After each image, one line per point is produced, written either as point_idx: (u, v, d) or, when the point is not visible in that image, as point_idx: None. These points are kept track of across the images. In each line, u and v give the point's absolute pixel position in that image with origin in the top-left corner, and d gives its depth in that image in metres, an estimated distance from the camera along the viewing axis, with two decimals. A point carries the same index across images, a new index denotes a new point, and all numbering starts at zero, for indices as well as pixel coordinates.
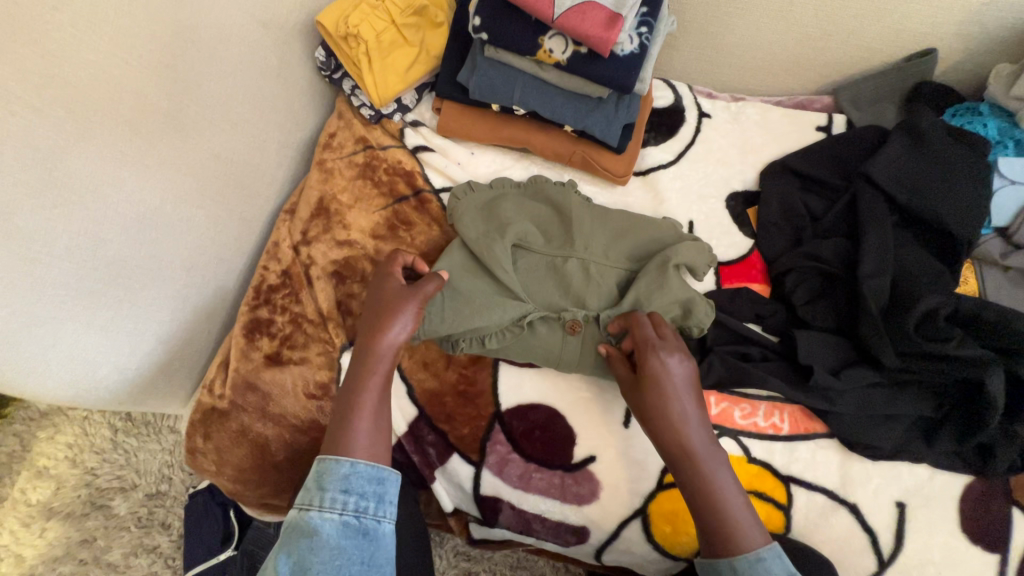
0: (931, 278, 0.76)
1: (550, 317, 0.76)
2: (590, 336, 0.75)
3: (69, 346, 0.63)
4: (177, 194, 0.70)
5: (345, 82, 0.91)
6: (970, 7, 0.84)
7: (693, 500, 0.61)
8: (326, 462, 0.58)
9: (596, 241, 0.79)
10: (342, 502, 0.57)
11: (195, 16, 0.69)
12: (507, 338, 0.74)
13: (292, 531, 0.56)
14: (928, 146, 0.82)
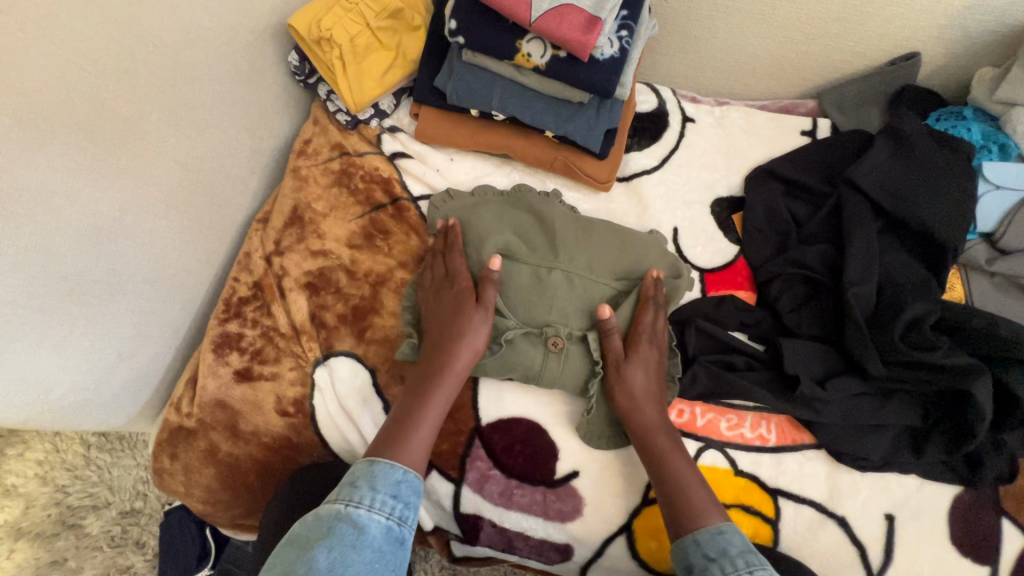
0: (917, 286, 0.75)
1: (531, 333, 0.73)
2: (572, 352, 0.73)
3: (18, 367, 0.59)
4: (138, 204, 0.67)
5: (320, 87, 0.88)
6: (952, 10, 0.83)
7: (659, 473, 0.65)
8: (382, 463, 0.60)
9: (580, 254, 0.77)
10: (390, 506, 0.57)
11: (158, 19, 0.66)
12: (486, 356, 0.73)
13: (333, 521, 0.54)
14: (913, 150, 0.82)
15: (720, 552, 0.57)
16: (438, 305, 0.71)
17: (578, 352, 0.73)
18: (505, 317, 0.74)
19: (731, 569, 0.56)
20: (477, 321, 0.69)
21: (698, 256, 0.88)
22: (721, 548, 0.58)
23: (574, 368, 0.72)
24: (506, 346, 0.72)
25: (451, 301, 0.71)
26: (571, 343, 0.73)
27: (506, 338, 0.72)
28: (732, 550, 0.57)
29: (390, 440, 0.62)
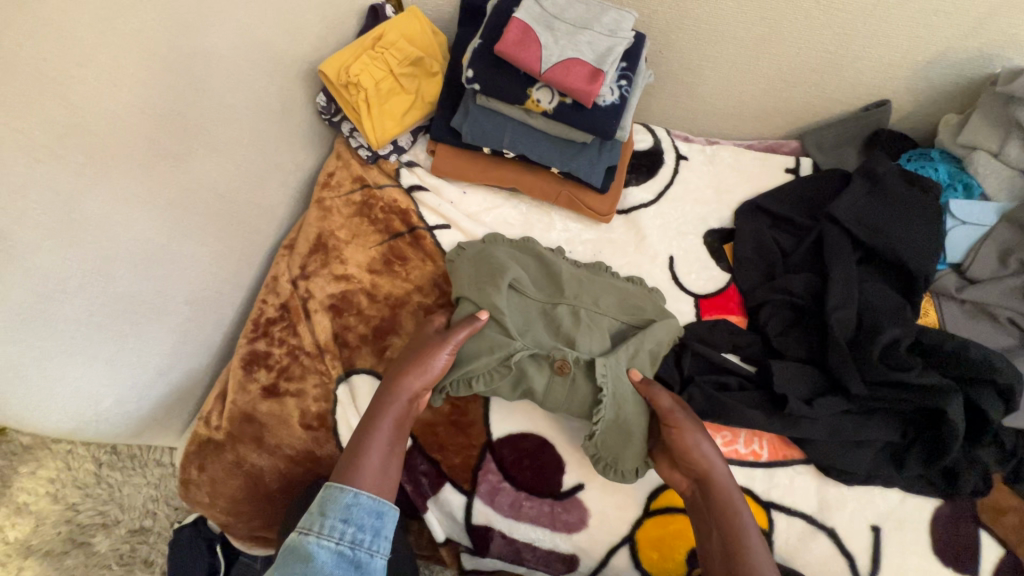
0: (893, 311, 0.82)
1: (539, 356, 0.77)
2: (579, 377, 0.76)
3: (76, 378, 0.65)
4: (183, 232, 0.74)
5: (344, 125, 0.96)
6: (917, 64, 0.93)
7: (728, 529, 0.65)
8: (332, 490, 0.62)
9: (585, 291, 0.83)
10: (341, 532, 0.59)
11: (208, 68, 0.73)
12: (495, 380, 0.75)
13: (287, 553, 0.58)
14: (886, 188, 0.89)
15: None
16: (412, 341, 0.77)
17: (585, 376, 0.76)
18: (513, 339, 0.76)
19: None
20: (444, 350, 0.73)
21: (692, 282, 0.95)
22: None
23: (581, 393, 0.76)
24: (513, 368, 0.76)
25: (424, 337, 0.76)
26: (579, 368, 0.76)
27: (514, 359, 0.75)
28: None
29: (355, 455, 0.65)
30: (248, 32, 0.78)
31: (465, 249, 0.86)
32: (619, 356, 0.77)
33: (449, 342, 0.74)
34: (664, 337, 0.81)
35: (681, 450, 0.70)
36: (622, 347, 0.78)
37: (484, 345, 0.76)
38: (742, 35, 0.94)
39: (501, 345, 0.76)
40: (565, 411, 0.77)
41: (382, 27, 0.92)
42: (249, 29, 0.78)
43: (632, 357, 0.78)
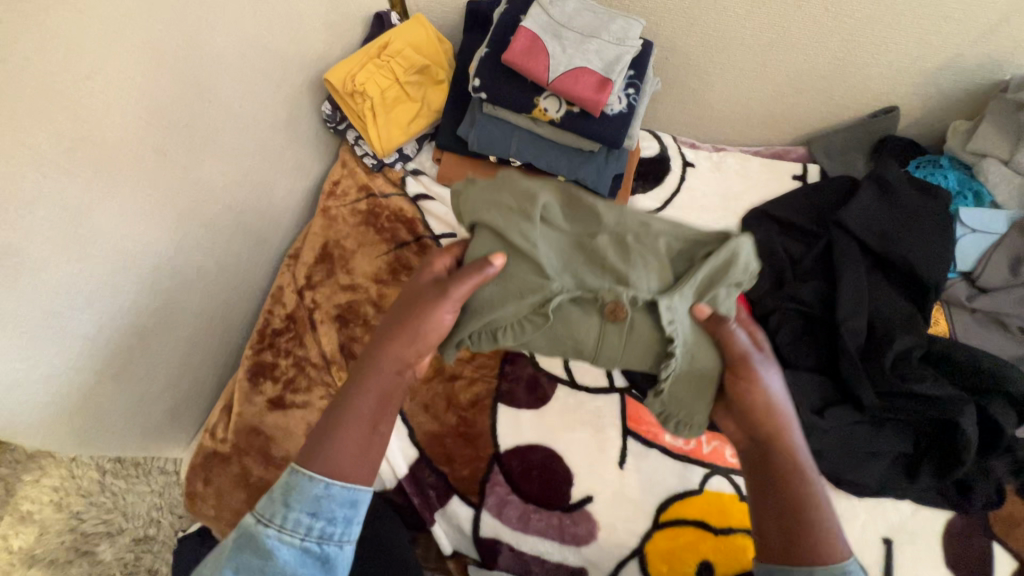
0: (904, 320, 0.81)
1: (583, 299, 0.60)
2: (638, 323, 0.60)
3: (89, 396, 0.66)
4: (191, 245, 0.73)
5: (349, 133, 0.96)
6: (926, 70, 0.92)
7: (797, 510, 0.57)
8: (299, 477, 0.54)
9: (630, 212, 0.61)
10: (306, 526, 0.53)
11: (215, 78, 0.73)
12: (526, 331, 0.60)
13: (245, 540, 0.54)
14: (895, 195, 0.89)
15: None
16: (412, 296, 0.62)
17: (648, 323, 0.59)
18: (547, 279, 0.59)
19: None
20: (445, 307, 0.59)
21: None
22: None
23: (640, 346, 0.60)
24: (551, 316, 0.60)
25: (417, 291, 0.62)
26: (637, 311, 0.60)
27: (552, 305, 0.59)
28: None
29: (329, 435, 0.57)
30: (255, 41, 0.78)
31: (473, 182, 0.64)
32: (683, 293, 0.58)
33: (449, 299, 0.59)
34: (743, 266, 0.59)
35: (750, 409, 0.60)
36: (687, 280, 0.58)
37: (511, 289, 0.59)
38: (750, 42, 0.93)
39: (534, 287, 0.59)
40: (622, 365, 0.62)
41: (388, 35, 0.91)
42: (256, 38, 0.78)
43: (699, 289, 0.60)
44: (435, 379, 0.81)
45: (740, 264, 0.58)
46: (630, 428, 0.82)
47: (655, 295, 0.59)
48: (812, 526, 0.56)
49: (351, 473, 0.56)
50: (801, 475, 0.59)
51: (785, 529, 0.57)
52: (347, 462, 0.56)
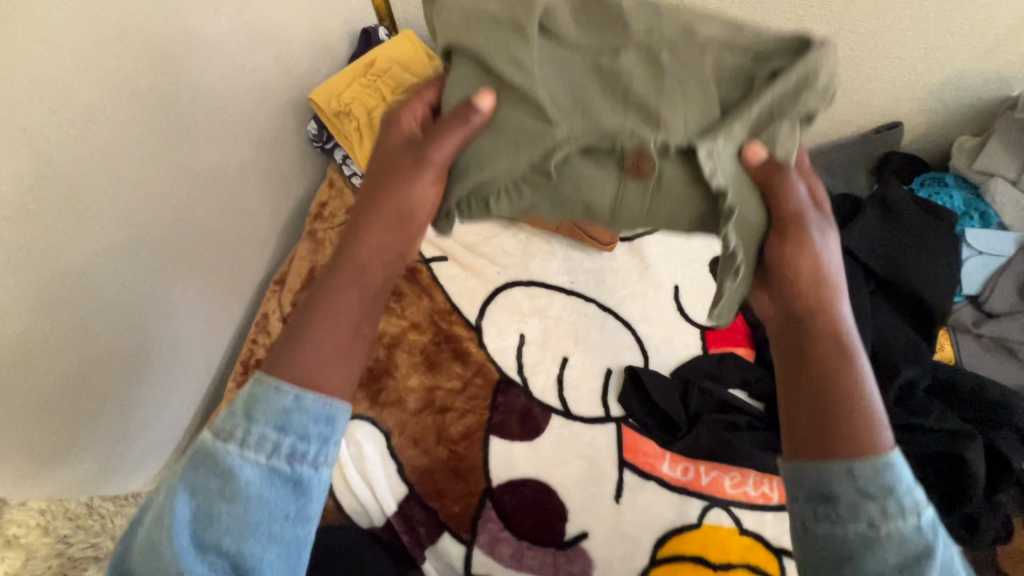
0: (908, 347, 0.79)
1: (598, 149, 0.51)
2: (666, 177, 0.50)
3: (67, 437, 0.66)
4: (179, 277, 0.74)
5: (336, 152, 0.92)
6: (929, 86, 0.89)
7: (835, 396, 0.47)
8: (266, 385, 0.44)
9: (662, 19, 0.51)
10: (273, 443, 0.43)
11: (193, 103, 0.70)
12: (530, 193, 0.51)
13: (196, 462, 0.43)
14: (899, 217, 0.86)
15: (886, 490, 0.43)
16: (387, 162, 0.53)
17: (677, 174, 0.50)
18: (553, 126, 0.50)
19: (865, 514, 0.43)
20: (421, 179, 0.51)
21: (697, 313, 0.93)
22: (888, 484, 0.43)
23: (666, 205, 0.51)
24: (556, 173, 0.51)
25: (388, 158, 0.53)
26: (666, 159, 0.50)
27: (555, 161, 0.50)
28: (902, 489, 0.43)
29: (298, 332, 0.47)
30: (233, 63, 0.75)
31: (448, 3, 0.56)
32: (730, 128, 0.49)
33: (428, 166, 0.51)
34: (822, 88, 0.49)
35: (794, 271, 0.52)
36: (735, 118, 0.49)
37: (506, 141, 0.50)
38: None
39: (538, 134, 0.50)
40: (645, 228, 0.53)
41: (376, 52, 0.88)
42: (236, 60, 0.76)
43: (753, 123, 0.50)
44: (424, 411, 0.79)
45: (808, 104, 0.49)
46: (627, 459, 0.80)
47: (692, 139, 0.50)
48: (852, 398, 0.47)
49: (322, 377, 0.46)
50: (840, 354, 0.49)
51: (819, 417, 0.47)
52: (326, 370, 0.46)
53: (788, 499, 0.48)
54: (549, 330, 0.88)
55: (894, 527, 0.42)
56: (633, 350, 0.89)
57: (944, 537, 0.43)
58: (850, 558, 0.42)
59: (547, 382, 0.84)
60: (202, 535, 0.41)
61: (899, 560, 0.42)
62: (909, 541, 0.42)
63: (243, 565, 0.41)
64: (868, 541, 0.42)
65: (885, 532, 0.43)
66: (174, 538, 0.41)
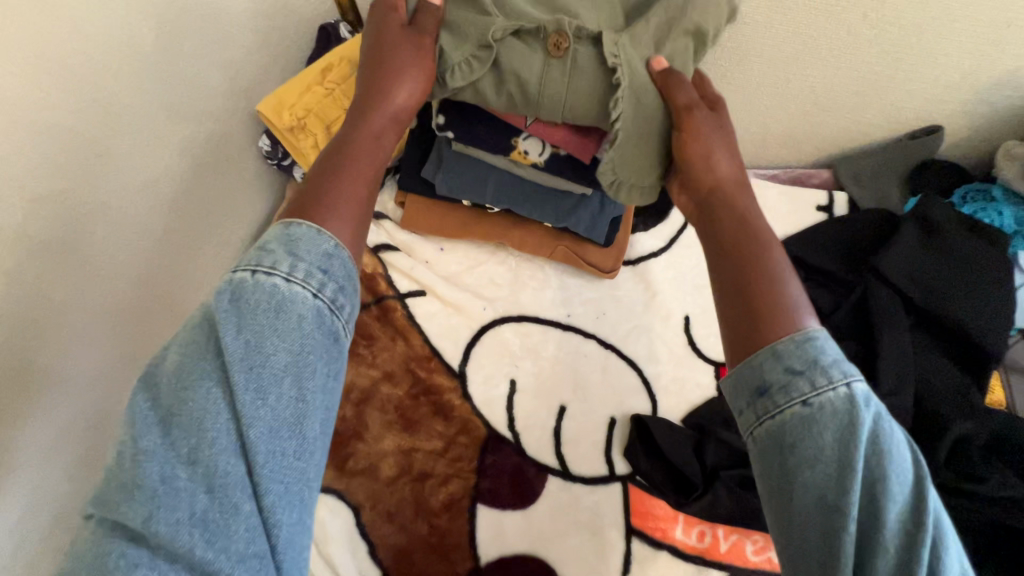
0: (958, 396, 0.69)
1: (526, 32, 0.57)
2: (580, 58, 0.56)
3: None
4: (120, 336, 0.66)
5: (295, 170, 0.80)
6: (978, 86, 0.78)
7: (746, 261, 0.48)
8: (302, 228, 0.44)
9: None
10: (317, 282, 0.43)
11: (95, 125, 0.58)
12: (472, 73, 0.57)
13: (237, 295, 0.41)
14: (944, 239, 0.75)
15: (810, 364, 0.42)
16: (383, 38, 0.55)
17: (590, 57, 0.56)
18: (492, 14, 0.56)
19: (796, 393, 0.42)
20: (409, 74, 0.54)
21: (710, 346, 0.82)
22: (811, 358, 0.42)
23: (582, 82, 0.57)
24: (496, 50, 0.56)
25: (392, 31, 0.55)
26: (579, 43, 0.56)
27: (494, 36, 0.55)
28: (826, 360, 0.42)
29: (317, 193, 0.47)
30: (158, 74, 0.63)
31: None
32: (637, 32, 0.57)
33: (425, 50, 0.55)
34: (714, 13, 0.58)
35: (701, 161, 0.54)
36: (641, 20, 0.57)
37: (463, 22, 0.56)
38: (770, 52, 0.77)
39: (478, 20, 0.56)
40: (562, 115, 0.59)
41: (333, 54, 0.76)
42: (161, 71, 0.64)
43: (657, 31, 0.57)
44: (400, 480, 0.68)
45: (703, 21, 0.57)
46: (634, 526, 0.70)
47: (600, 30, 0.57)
48: (770, 272, 0.47)
49: (338, 227, 0.45)
50: (755, 241, 0.49)
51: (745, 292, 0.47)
52: (339, 224, 0.46)
53: (736, 414, 0.46)
54: (544, 375, 0.76)
55: (825, 400, 0.41)
56: (640, 395, 0.77)
57: (881, 403, 0.41)
58: (792, 446, 0.41)
59: (542, 438, 0.73)
60: (256, 378, 0.40)
61: (837, 430, 0.40)
62: (843, 411, 0.41)
63: (297, 419, 0.41)
64: (806, 420, 0.41)
65: (819, 407, 0.41)
66: (230, 377, 0.39)
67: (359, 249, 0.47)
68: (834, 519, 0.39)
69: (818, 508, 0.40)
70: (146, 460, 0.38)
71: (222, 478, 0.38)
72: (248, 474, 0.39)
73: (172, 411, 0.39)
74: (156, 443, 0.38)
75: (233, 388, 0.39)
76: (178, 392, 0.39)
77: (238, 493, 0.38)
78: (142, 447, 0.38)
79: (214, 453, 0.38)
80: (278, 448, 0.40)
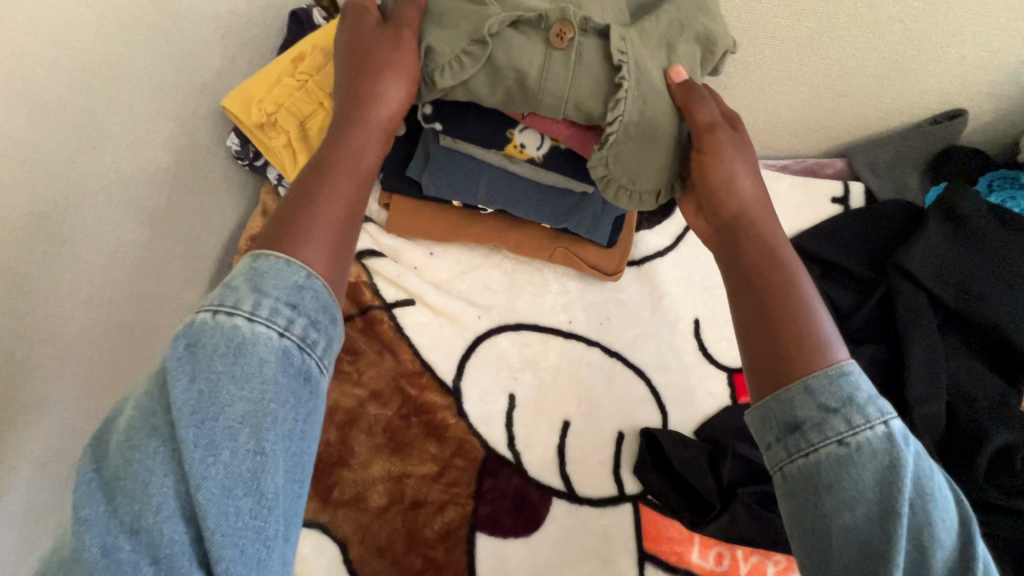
0: (993, 400, 0.65)
1: (524, 23, 0.50)
2: (585, 52, 0.51)
3: None
4: (83, 362, 0.59)
5: (269, 171, 0.74)
6: (1004, 65, 0.72)
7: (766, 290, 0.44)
8: (270, 259, 0.39)
9: None
10: (286, 318, 0.37)
11: (37, 129, 0.52)
12: (464, 69, 0.50)
13: (194, 340, 0.35)
14: (973, 232, 0.70)
15: (846, 401, 0.38)
16: (360, 44, 0.49)
17: (595, 54, 0.51)
18: (486, 5, 0.50)
19: (832, 431, 0.38)
20: (387, 73, 0.48)
21: (722, 352, 0.76)
22: (846, 395, 0.39)
23: (589, 77, 0.51)
24: (491, 45, 0.50)
25: (366, 33, 0.50)
26: (584, 37, 0.51)
27: (491, 29, 0.49)
28: (861, 397, 0.39)
29: (290, 225, 0.41)
30: (106, 68, 0.57)
31: None
32: (646, 29, 0.51)
33: (405, 44, 0.49)
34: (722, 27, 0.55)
35: (719, 176, 0.49)
36: (651, 16, 0.52)
37: (453, 16, 0.50)
38: (782, 33, 0.71)
39: (471, 13, 0.50)
40: (565, 114, 0.52)
41: (304, 42, 0.69)
42: (109, 64, 0.57)
43: (667, 31, 0.52)
44: (390, 509, 0.62)
45: (709, 30, 0.53)
46: (647, 550, 0.64)
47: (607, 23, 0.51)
48: (793, 303, 0.43)
49: (311, 256, 0.40)
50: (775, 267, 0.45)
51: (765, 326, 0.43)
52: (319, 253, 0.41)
53: (763, 449, 0.42)
54: (546, 388, 0.71)
55: (863, 439, 0.38)
56: (649, 406, 0.72)
57: (919, 442, 0.38)
58: (828, 488, 0.37)
59: (546, 456, 0.67)
60: (211, 431, 0.34)
61: (877, 474, 0.37)
62: (881, 452, 0.37)
63: (256, 474, 0.34)
64: (842, 461, 0.37)
65: (855, 447, 0.38)
66: (179, 432, 0.34)
67: (338, 284, 0.42)
68: (872, 570, 0.36)
69: (861, 557, 0.36)
70: (84, 533, 0.32)
71: (170, 548, 0.33)
72: (197, 541, 0.33)
73: (116, 474, 0.33)
74: (98, 512, 0.33)
75: (183, 444, 0.33)
76: (123, 450, 0.34)
77: (185, 560, 0.33)
78: (80, 516, 0.33)
79: (160, 522, 0.33)
80: (232, 508, 0.34)
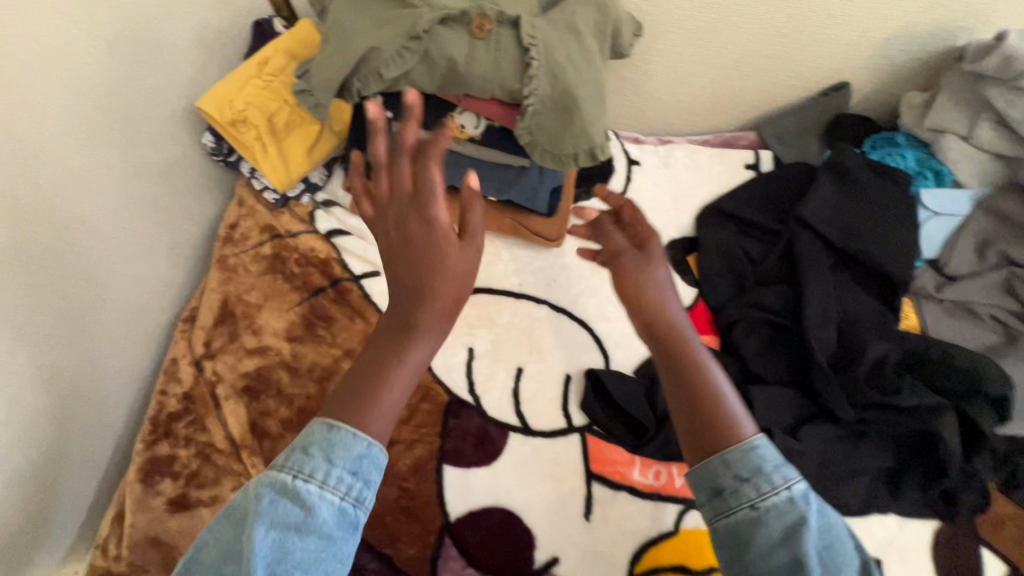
0: (874, 322, 0.77)
1: (450, 19, 0.60)
2: (504, 40, 0.61)
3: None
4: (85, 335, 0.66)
5: (242, 165, 0.82)
6: (876, 42, 0.85)
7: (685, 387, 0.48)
8: (342, 431, 0.43)
9: None
10: (347, 486, 0.42)
11: (39, 128, 0.59)
12: (405, 60, 0.60)
13: (274, 495, 0.42)
14: (855, 183, 0.83)
15: (755, 472, 0.45)
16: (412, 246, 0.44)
17: (512, 40, 0.61)
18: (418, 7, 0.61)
19: (745, 497, 0.45)
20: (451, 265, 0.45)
21: None
22: (756, 466, 0.45)
23: (508, 60, 0.60)
24: (425, 39, 0.60)
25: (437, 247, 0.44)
26: (501, 27, 0.61)
27: (423, 26, 0.59)
28: (768, 466, 0.46)
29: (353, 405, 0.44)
30: (97, 76, 0.64)
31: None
32: (552, 20, 0.63)
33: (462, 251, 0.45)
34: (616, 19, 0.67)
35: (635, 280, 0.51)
36: (556, 10, 0.64)
37: (391, 20, 0.61)
38: (688, 23, 0.83)
39: (406, 16, 0.60)
40: (492, 93, 0.62)
41: (269, 49, 0.79)
42: (100, 73, 0.65)
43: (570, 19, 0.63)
44: None
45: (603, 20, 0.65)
46: (593, 471, 0.74)
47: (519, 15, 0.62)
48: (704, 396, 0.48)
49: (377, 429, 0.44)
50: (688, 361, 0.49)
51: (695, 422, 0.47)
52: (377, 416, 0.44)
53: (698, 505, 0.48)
54: (500, 340, 0.80)
55: (770, 502, 0.45)
56: (593, 351, 0.82)
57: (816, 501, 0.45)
58: (746, 544, 0.44)
59: (502, 399, 0.77)
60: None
61: (782, 535, 0.44)
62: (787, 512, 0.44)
63: None
64: (755, 521, 0.45)
65: (764, 509, 0.45)
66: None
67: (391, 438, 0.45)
68: None
69: None
70: None
71: None
72: None
73: None
74: None
75: None
76: None
77: None
78: None
79: None
80: None
